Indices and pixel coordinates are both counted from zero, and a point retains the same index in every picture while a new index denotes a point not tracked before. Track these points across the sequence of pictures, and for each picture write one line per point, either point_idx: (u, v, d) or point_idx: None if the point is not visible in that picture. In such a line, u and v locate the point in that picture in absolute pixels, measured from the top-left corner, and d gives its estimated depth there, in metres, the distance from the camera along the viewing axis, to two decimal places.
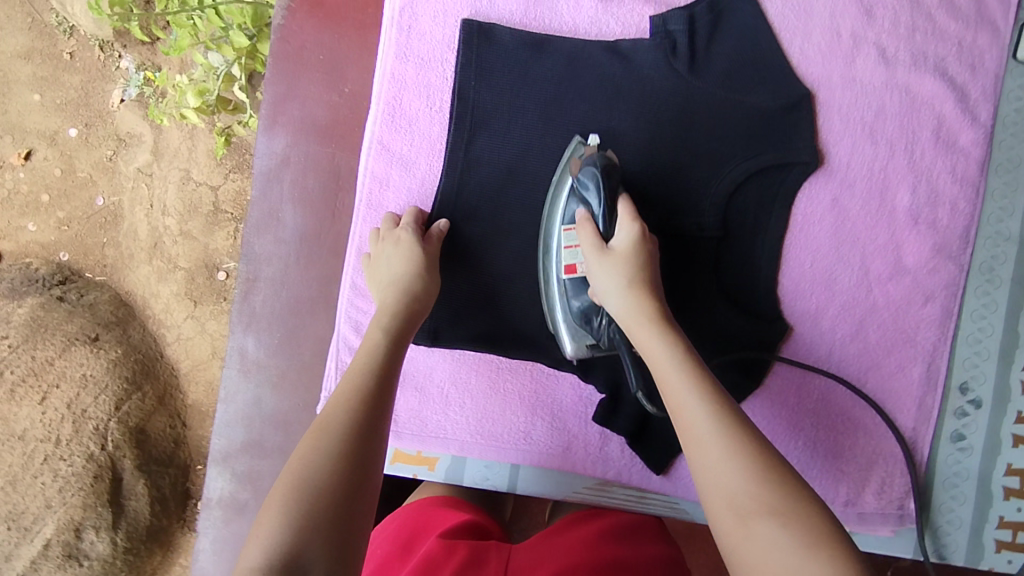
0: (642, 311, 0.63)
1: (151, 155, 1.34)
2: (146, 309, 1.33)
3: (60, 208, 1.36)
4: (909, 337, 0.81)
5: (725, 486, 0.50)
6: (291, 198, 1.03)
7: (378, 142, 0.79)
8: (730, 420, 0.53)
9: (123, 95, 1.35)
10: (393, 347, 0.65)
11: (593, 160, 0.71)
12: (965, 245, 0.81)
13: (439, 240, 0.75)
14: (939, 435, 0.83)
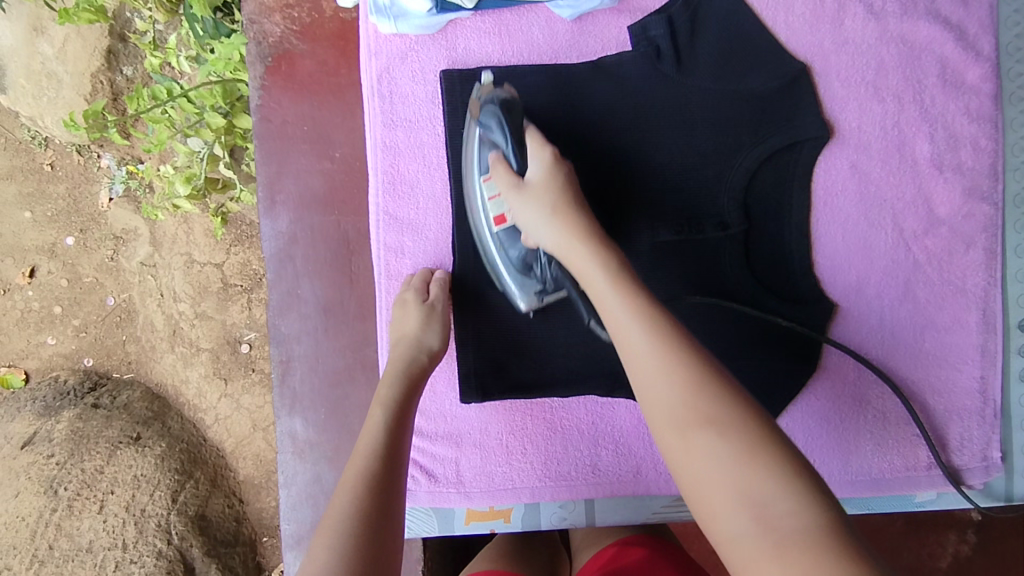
0: (568, 232, 0.64)
1: (151, 247, 1.34)
2: (179, 398, 1.34)
3: (74, 315, 1.37)
4: (958, 287, 0.79)
5: (658, 399, 0.52)
6: (307, 273, 1.02)
7: (384, 214, 0.77)
8: (666, 328, 0.54)
9: (110, 193, 1.36)
10: (398, 421, 0.64)
11: (491, 98, 0.71)
12: (995, 183, 0.79)
13: (441, 287, 0.75)
14: (1009, 377, 0.81)
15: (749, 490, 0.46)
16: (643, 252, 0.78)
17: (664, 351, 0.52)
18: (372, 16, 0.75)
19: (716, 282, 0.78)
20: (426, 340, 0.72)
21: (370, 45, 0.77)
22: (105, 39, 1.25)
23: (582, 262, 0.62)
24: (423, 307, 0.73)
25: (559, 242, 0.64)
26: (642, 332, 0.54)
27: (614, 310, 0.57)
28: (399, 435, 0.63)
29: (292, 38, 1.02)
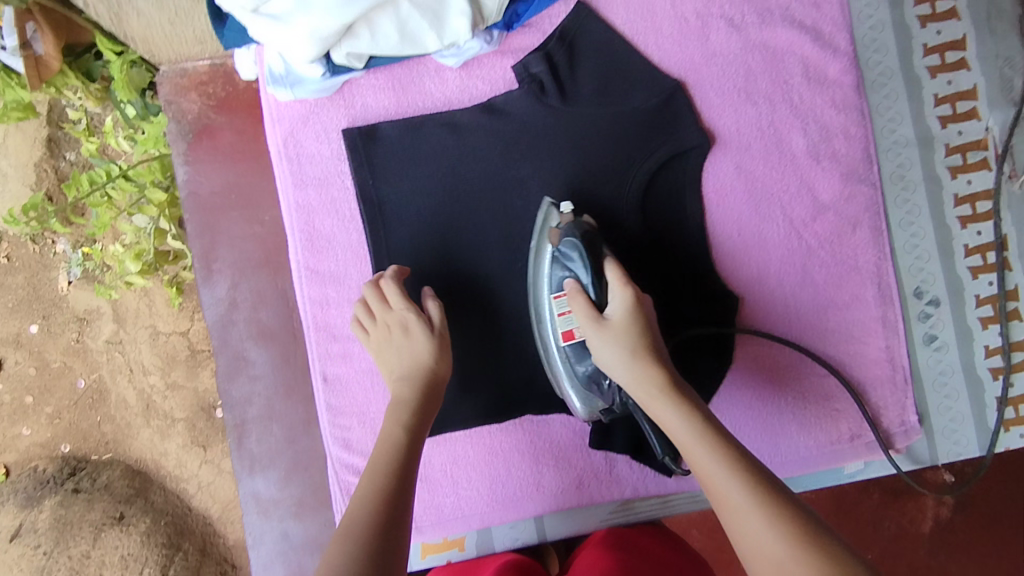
0: (654, 382, 0.64)
1: (115, 324, 1.31)
2: (160, 471, 1.30)
3: (47, 403, 1.32)
4: (853, 265, 0.84)
5: (758, 547, 0.52)
6: (250, 335, 1.05)
7: (306, 270, 0.81)
8: (757, 484, 0.55)
9: (70, 276, 1.31)
10: (416, 426, 0.66)
11: (570, 230, 0.73)
12: (870, 165, 0.85)
13: (390, 286, 0.74)
14: (914, 343, 0.86)
15: None
16: None
17: (762, 510, 0.53)
18: (269, 86, 0.79)
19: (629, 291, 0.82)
20: (418, 353, 0.71)
21: (272, 113, 0.81)
22: (44, 128, 1.29)
23: (680, 432, 0.60)
24: (431, 333, 0.72)
25: (649, 398, 0.63)
26: (739, 486, 0.55)
27: (709, 468, 0.57)
28: (415, 440, 0.65)
29: (210, 112, 1.06)
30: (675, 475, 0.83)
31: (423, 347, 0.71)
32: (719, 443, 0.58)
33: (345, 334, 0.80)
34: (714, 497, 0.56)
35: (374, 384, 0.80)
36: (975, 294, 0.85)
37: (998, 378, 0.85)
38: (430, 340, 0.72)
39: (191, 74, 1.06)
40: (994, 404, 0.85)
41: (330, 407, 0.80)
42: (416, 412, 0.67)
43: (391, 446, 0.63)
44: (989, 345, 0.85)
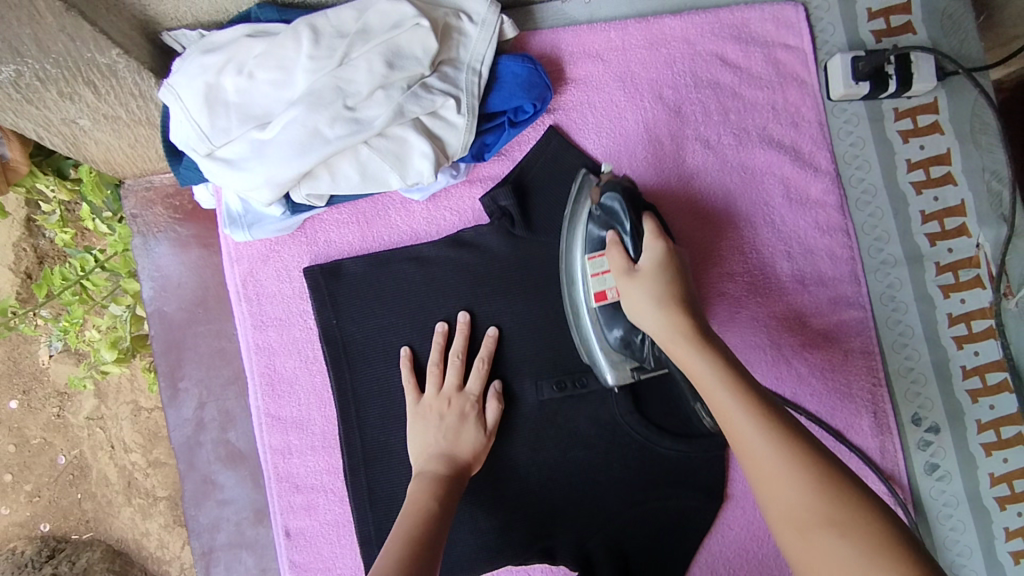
0: (676, 328, 0.59)
1: (96, 399, 1.23)
2: (142, 552, 1.22)
3: (25, 480, 1.23)
4: (845, 392, 0.80)
5: (761, 475, 0.49)
6: (218, 458, 1.00)
7: (266, 416, 0.77)
8: (765, 415, 0.52)
9: (51, 350, 1.23)
10: (442, 510, 0.63)
11: (612, 185, 0.69)
12: (859, 287, 0.81)
13: (463, 332, 0.76)
14: (915, 472, 0.81)
15: None
16: (525, 413, 0.77)
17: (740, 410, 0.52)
18: (226, 227, 0.75)
19: (607, 430, 0.78)
20: (455, 449, 0.71)
21: (230, 253, 0.78)
22: (23, 210, 1.20)
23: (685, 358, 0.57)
24: (482, 427, 0.73)
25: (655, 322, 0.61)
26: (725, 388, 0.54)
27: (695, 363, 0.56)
28: (443, 510, 0.63)
29: (175, 225, 1.03)
30: None
31: (469, 440, 0.71)
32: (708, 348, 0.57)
33: (308, 484, 0.76)
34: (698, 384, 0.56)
35: (342, 537, 0.76)
36: (976, 419, 0.81)
37: (1006, 507, 0.80)
38: (478, 429, 0.72)
39: (157, 187, 1.03)
40: (1002, 535, 0.80)
41: (294, 564, 0.76)
42: (442, 487, 0.66)
43: (415, 518, 0.62)
44: (993, 473, 0.80)
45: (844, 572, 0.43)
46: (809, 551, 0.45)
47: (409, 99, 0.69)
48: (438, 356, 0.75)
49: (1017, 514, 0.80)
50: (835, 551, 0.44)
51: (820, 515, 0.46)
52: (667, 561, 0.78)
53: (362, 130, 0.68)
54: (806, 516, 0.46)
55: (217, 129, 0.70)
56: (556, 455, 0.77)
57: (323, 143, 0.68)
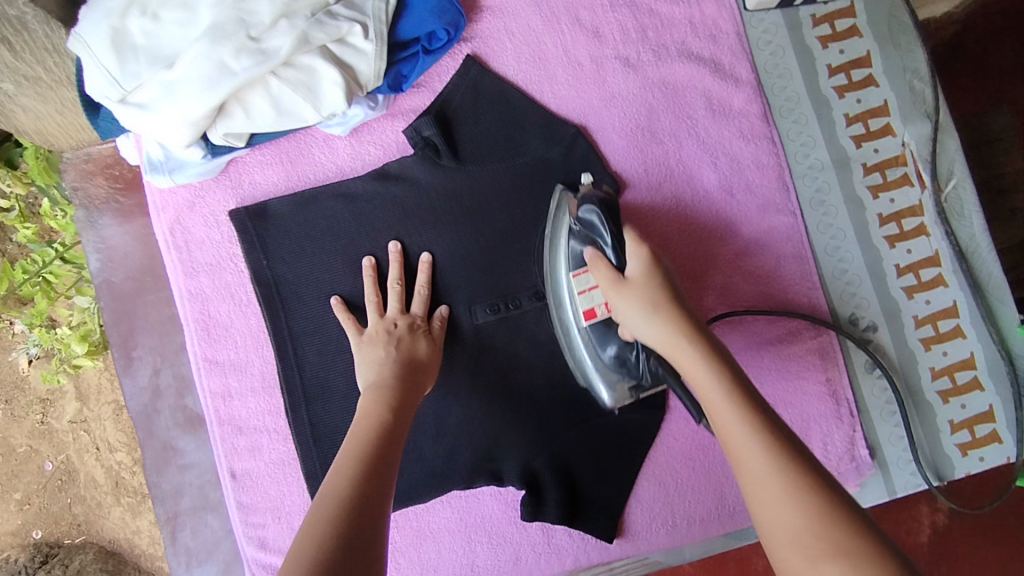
0: (673, 328, 0.60)
1: (79, 402, 1.20)
2: (135, 550, 1.20)
3: (14, 489, 1.19)
4: (780, 298, 0.81)
5: (781, 527, 0.47)
6: (176, 424, 1.01)
7: (203, 360, 0.77)
8: (761, 424, 0.51)
9: (29, 355, 1.19)
10: (393, 429, 0.62)
11: (588, 198, 0.71)
12: (787, 194, 0.82)
13: (399, 262, 0.76)
14: (855, 372, 0.82)
15: None
16: (463, 338, 0.78)
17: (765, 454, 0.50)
18: (147, 173, 0.75)
19: (545, 351, 0.78)
20: (407, 354, 0.71)
21: (155, 202, 0.78)
22: None
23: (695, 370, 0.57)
24: (432, 340, 0.73)
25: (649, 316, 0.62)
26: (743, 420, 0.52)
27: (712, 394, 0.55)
28: (396, 423, 0.63)
29: (117, 196, 1.03)
30: (617, 539, 0.79)
31: (420, 352, 0.72)
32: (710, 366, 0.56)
33: (251, 426, 0.77)
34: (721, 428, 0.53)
35: (289, 475, 0.77)
36: (913, 315, 0.82)
37: (949, 400, 0.81)
38: (428, 342, 0.73)
39: (96, 159, 1.03)
40: (949, 428, 0.81)
41: (242, 505, 0.76)
42: (396, 400, 0.65)
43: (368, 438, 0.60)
44: (934, 367, 0.81)
45: None
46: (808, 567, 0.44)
47: (313, 26, 0.69)
48: (373, 289, 0.75)
49: (961, 406, 0.81)
50: None
51: (842, 549, 0.44)
52: (614, 475, 0.78)
53: (268, 60, 0.69)
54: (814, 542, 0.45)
55: (128, 73, 0.68)
56: (496, 379, 0.78)
57: (231, 76, 0.68)
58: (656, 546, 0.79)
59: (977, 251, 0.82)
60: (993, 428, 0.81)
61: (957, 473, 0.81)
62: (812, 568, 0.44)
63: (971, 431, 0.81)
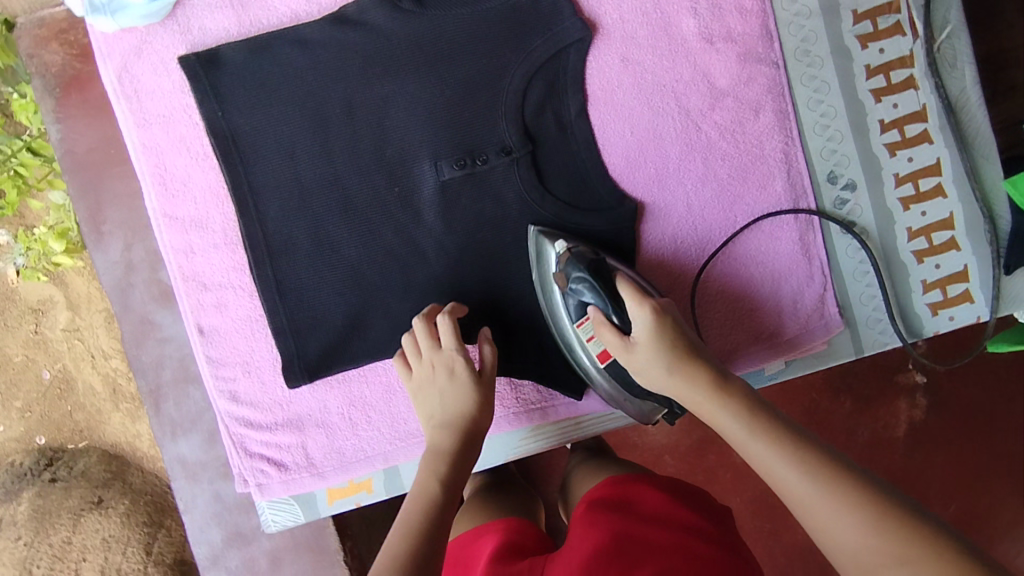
0: (694, 391, 0.62)
1: (70, 311, 1.21)
2: (138, 453, 1.24)
3: (13, 398, 1.22)
4: (757, 154, 0.78)
5: (840, 538, 0.48)
6: (152, 298, 1.02)
7: (163, 216, 0.75)
8: (766, 429, 0.56)
9: (14, 266, 1.20)
10: (447, 487, 0.64)
11: (577, 265, 0.70)
12: (769, 42, 0.77)
13: (455, 334, 0.70)
14: (830, 232, 0.80)
15: None
16: (430, 195, 0.76)
17: (922, 556, 0.44)
18: (88, 16, 0.72)
19: (514, 210, 0.76)
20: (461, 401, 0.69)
21: (100, 48, 0.74)
22: None
23: (805, 491, 0.51)
24: (473, 376, 0.70)
25: (734, 437, 0.58)
26: (893, 539, 0.46)
27: (835, 517, 0.49)
28: (461, 435, 0.68)
29: (75, 62, 0.98)
30: (584, 397, 0.80)
31: (466, 399, 0.69)
32: (854, 487, 0.49)
33: (216, 282, 0.76)
34: (870, 565, 0.46)
35: (256, 331, 0.77)
36: (894, 173, 0.79)
37: (923, 260, 0.80)
38: (480, 393, 0.70)
39: (48, 23, 0.98)
40: (921, 288, 0.80)
41: (211, 360, 0.76)
42: (469, 428, 0.69)
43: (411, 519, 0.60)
44: (911, 227, 0.80)
45: None
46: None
47: None
48: (427, 339, 0.71)
49: (934, 266, 0.80)
50: None
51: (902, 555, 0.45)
52: None
53: None
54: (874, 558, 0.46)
55: None
56: (463, 235, 0.76)
57: None
58: None
59: (965, 106, 0.79)
60: (965, 288, 0.80)
61: (925, 332, 0.81)
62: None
63: (942, 291, 0.80)
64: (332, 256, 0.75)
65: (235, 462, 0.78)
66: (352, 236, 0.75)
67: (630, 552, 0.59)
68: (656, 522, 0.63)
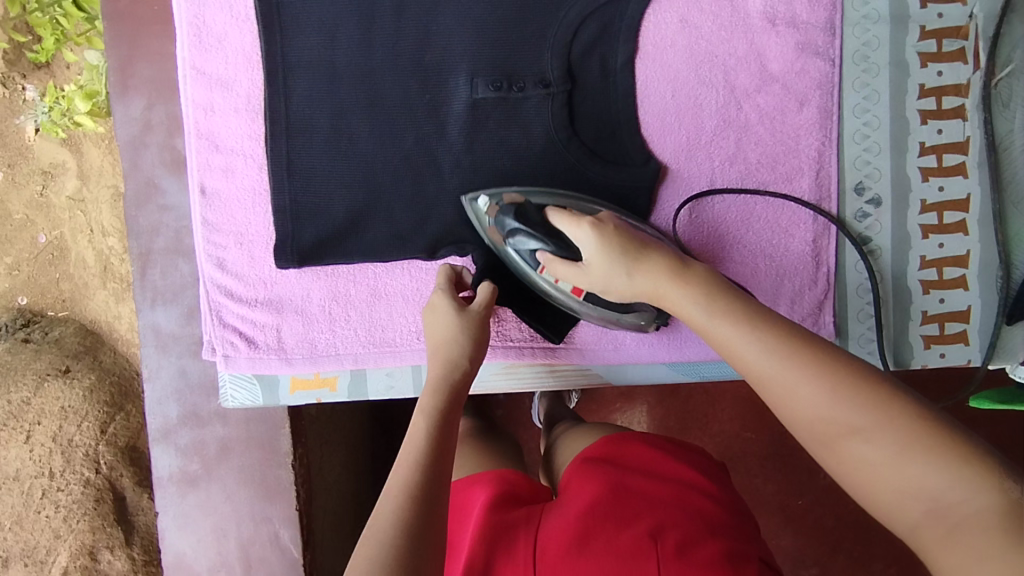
0: (655, 280, 0.64)
1: (79, 181, 1.30)
2: (114, 334, 1.31)
3: (6, 253, 1.32)
4: (791, 147, 0.77)
5: (798, 413, 0.52)
6: (163, 163, 1.01)
7: (191, 68, 0.74)
8: (729, 313, 0.59)
9: (36, 123, 1.30)
10: (443, 420, 0.62)
11: (505, 213, 0.71)
12: (831, 37, 0.76)
13: (488, 296, 0.71)
14: (844, 243, 0.79)
15: (902, 472, 0.46)
16: (460, 110, 0.75)
17: (879, 421, 0.48)
18: None
19: (537, 144, 0.75)
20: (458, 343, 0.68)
21: None
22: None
23: (768, 367, 0.54)
24: (457, 308, 0.70)
25: (698, 321, 0.61)
26: (853, 406, 0.49)
27: (799, 387, 0.52)
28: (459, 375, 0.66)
29: None
30: (563, 343, 0.79)
31: (446, 328, 0.69)
32: (818, 363, 0.52)
33: (228, 146, 0.75)
34: (828, 432, 0.50)
35: (256, 204, 0.76)
36: (922, 199, 0.78)
37: (929, 291, 0.79)
38: (469, 330, 0.69)
39: None
40: (919, 319, 0.79)
41: (206, 222, 0.76)
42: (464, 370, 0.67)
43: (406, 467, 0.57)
44: (925, 256, 0.78)
45: (909, 485, 0.46)
46: (836, 455, 0.50)
47: None
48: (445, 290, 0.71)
49: (939, 300, 0.79)
50: (921, 485, 0.45)
51: (855, 426, 0.49)
52: None
53: None
54: (829, 429, 0.50)
55: None
56: (483, 158, 0.75)
57: None
58: (601, 360, 0.79)
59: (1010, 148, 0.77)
60: (963, 329, 0.79)
61: (912, 364, 0.79)
62: (836, 448, 0.50)
63: (940, 326, 0.79)
64: (349, 147, 0.75)
65: (208, 329, 0.77)
66: (374, 131, 0.75)
67: (628, 505, 0.62)
68: (649, 473, 0.66)
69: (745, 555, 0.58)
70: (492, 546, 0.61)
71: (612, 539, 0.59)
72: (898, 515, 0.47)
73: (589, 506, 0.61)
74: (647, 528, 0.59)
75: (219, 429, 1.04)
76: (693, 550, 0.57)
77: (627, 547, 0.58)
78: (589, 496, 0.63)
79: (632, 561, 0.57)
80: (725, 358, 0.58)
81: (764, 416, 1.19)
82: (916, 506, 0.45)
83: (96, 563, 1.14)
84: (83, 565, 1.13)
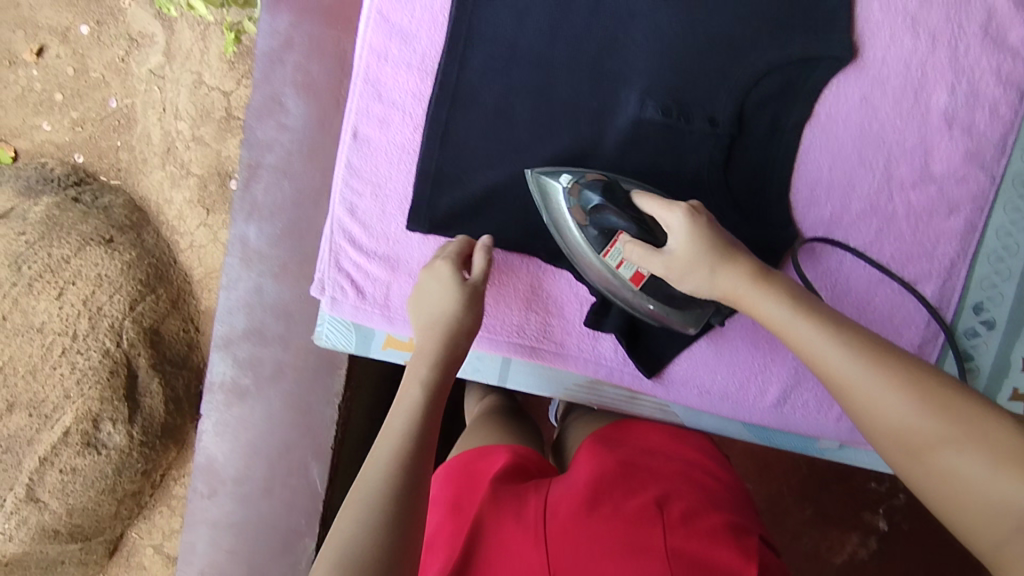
0: (734, 274, 0.63)
1: (163, 57, 1.29)
2: (160, 218, 1.29)
3: (73, 107, 1.32)
4: (927, 251, 0.77)
5: (879, 421, 0.53)
6: (293, 83, 1.01)
7: (378, 12, 0.75)
8: (814, 317, 0.59)
9: None
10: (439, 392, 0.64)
11: (593, 185, 0.69)
12: (1000, 154, 0.76)
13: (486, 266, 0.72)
14: (945, 355, 0.79)
15: (989, 493, 0.46)
16: (619, 122, 0.75)
17: (972, 436, 0.48)
18: None
19: (685, 178, 0.75)
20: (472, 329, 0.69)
21: None
22: None
23: (850, 377, 0.55)
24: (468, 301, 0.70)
25: (778, 323, 0.60)
26: (941, 419, 0.50)
27: (882, 393, 0.53)
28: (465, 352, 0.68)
29: None
30: (653, 378, 0.80)
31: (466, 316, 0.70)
32: (908, 373, 0.53)
33: (391, 98, 0.76)
34: (909, 445, 0.51)
35: (402, 162, 0.77)
36: None
37: None
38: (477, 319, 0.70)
39: None
40: None
41: (350, 165, 0.76)
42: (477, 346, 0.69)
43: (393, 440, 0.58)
44: (1018, 387, 0.77)
45: (1000, 502, 0.45)
46: (921, 469, 0.50)
47: None
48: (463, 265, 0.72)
49: None
50: (1007, 501, 0.45)
51: (944, 438, 0.49)
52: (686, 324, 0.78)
53: None
54: (912, 440, 0.51)
55: None
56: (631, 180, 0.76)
57: None
58: (683, 401, 0.80)
59: None
60: None
61: None
62: (919, 461, 0.50)
63: None
64: (506, 129, 0.75)
65: (321, 267, 0.77)
66: (535, 125, 0.75)
67: (634, 479, 0.66)
68: (655, 457, 0.71)
69: (747, 531, 0.60)
70: (503, 507, 0.63)
71: (619, 505, 0.62)
72: (981, 535, 0.46)
73: (590, 477, 0.65)
74: (649, 499, 0.62)
75: (277, 353, 1.06)
76: (695, 520, 0.60)
77: (635, 513, 0.61)
78: (601, 471, 0.66)
79: (638, 524, 0.59)
80: (802, 362, 0.59)
81: (768, 470, 1.22)
82: (1004, 523, 0.45)
83: (97, 430, 1.20)
84: (84, 429, 1.19)
